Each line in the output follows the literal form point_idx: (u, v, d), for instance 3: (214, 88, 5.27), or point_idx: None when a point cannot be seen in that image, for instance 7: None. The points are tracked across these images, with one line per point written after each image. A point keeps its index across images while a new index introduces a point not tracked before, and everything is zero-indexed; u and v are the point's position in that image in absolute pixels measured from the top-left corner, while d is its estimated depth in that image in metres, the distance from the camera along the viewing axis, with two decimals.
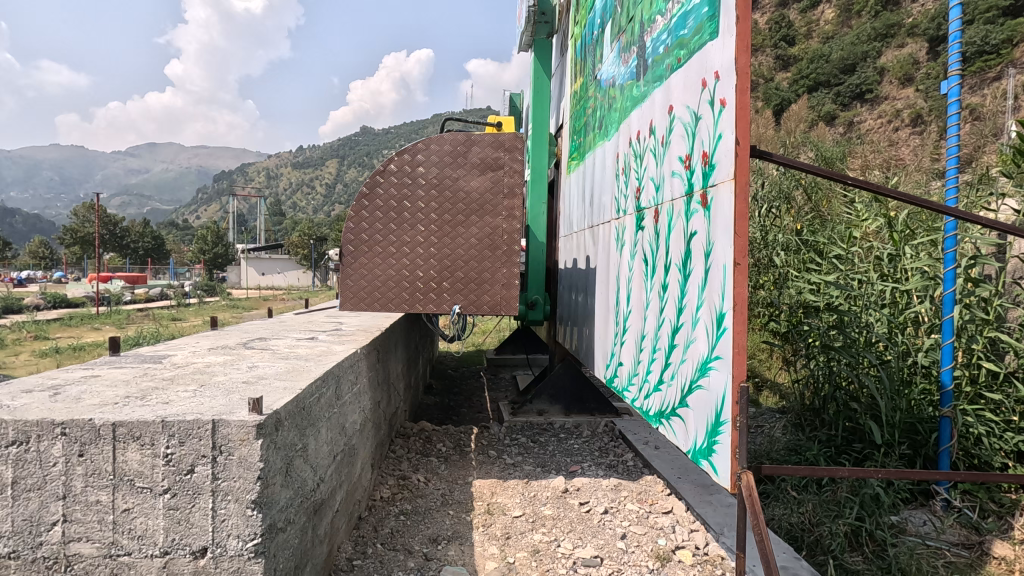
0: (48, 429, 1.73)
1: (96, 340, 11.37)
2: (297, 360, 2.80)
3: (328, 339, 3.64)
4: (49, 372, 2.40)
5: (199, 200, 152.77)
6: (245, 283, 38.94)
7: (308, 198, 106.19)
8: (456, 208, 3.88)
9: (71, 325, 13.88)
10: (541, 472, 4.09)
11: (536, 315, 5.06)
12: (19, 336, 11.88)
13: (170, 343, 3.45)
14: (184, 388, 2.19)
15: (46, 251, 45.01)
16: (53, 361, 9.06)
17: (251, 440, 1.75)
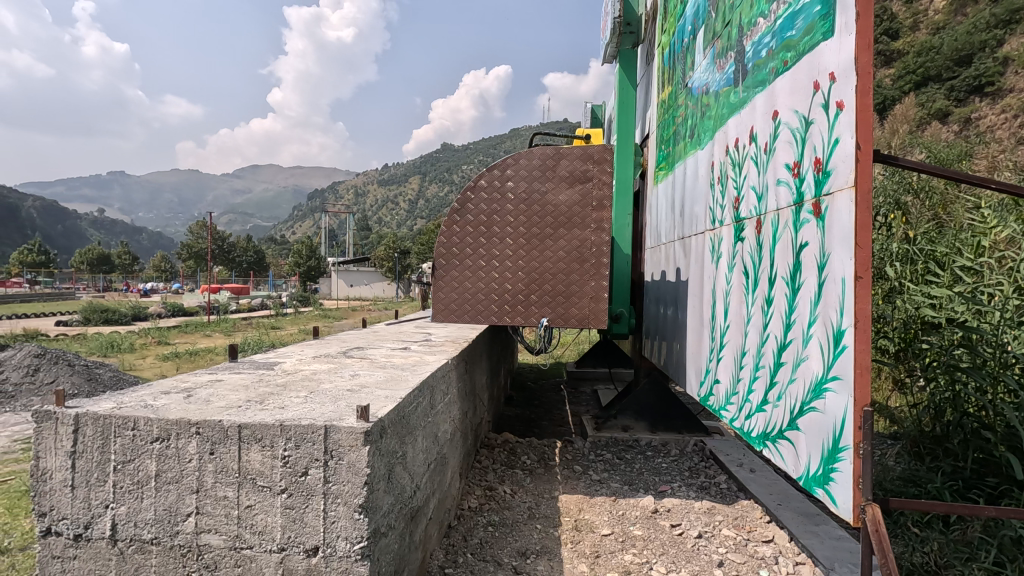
0: (185, 428, 1.90)
1: (210, 345, 12.50)
2: (395, 369, 2.94)
3: (419, 348, 3.78)
4: (184, 375, 2.67)
5: (294, 216, 164.41)
6: (335, 293, 41.35)
7: (393, 214, 111.17)
8: (544, 220, 3.90)
9: (188, 332, 15.33)
10: (629, 490, 3.98)
11: (620, 328, 4.96)
12: (146, 341, 13.27)
13: (280, 350, 3.73)
14: (296, 394, 2.34)
15: (167, 265, 50.12)
16: (173, 364, 10.06)
17: (359, 446, 1.83)
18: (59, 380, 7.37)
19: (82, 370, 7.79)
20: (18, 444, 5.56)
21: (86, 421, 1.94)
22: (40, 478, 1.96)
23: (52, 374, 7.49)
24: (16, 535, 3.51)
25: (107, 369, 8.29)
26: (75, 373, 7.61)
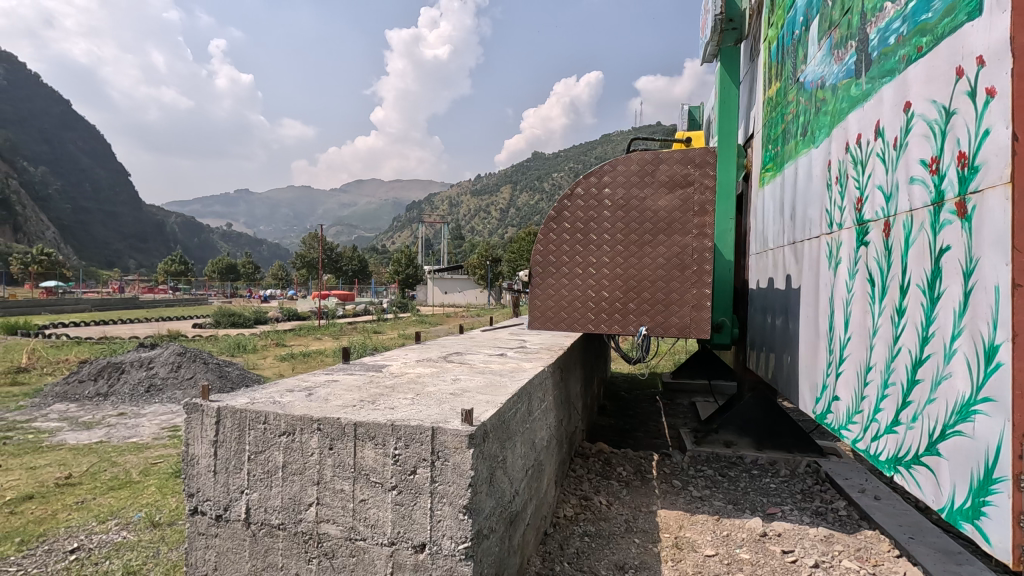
0: (307, 424, 2.06)
1: (320, 348, 13.48)
2: (494, 375, 3.00)
3: (516, 355, 3.84)
4: (304, 374, 2.90)
5: (393, 226, 173.29)
6: (431, 301, 42.85)
7: (485, 222, 113.60)
8: (643, 227, 3.82)
9: (301, 335, 16.67)
10: (733, 509, 3.77)
11: (722, 338, 4.71)
12: (266, 343, 14.63)
13: (386, 354, 3.96)
14: (404, 395, 2.47)
15: (284, 274, 54.77)
16: (289, 364, 11.00)
17: (464, 448, 1.89)
18: (196, 376, 8.32)
19: (215, 368, 8.73)
20: (165, 431, 6.34)
21: (226, 414, 2.17)
22: (189, 461, 2.22)
23: (191, 370, 8.48)
24: (166, 511, 4.00)
25: (235, 368, 9.22)
26: (209, 370, 8.57)
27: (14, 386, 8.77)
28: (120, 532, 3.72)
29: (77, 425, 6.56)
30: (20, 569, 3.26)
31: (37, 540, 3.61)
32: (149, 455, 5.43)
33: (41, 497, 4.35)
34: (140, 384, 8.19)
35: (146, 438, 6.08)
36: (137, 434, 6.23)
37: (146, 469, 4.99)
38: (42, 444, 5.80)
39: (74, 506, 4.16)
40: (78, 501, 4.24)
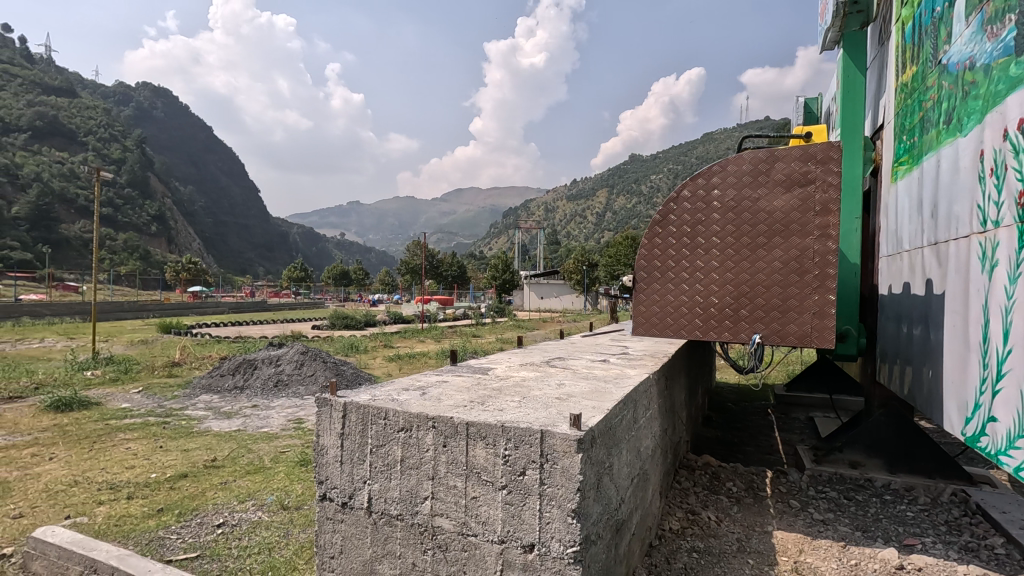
0: (423, 422, 2.18)
1: (423, 350, 14.13)
2: (598, 381, 2.97)
3: (619, 361, 3.80)
4: (416, 374, 3.06)
5: (491, 233, 177.03)
6: (528, 305, 43.04)
7: (581, 227, 112.39)
8: (756, 229, 3.62)
9: (407, 338, 17.58)
10: (863, 537, 3.43)
11: (846, 348, 4.31)
12: (376, 344, 15.64)
13: (490, 357, 4.08)
14: (511, 398, 2.53)
15: (390, 280, 57.98)
16: (397, 365, 11.69)
17: (573, 452, 1.90)
18: (317, 373, 9.11)
19: (332, 367, 9.49)
20: (291, 423, 6.99)
21: (351, 409, 2.35)
22: (320, 451, 2.44)
23: (312, 368, 9.30)
24: (294, 495, 4.40)
25: (349, 367, 9.96)
26: (328, 369, 9.34)
27: (170, 377, 10.10)
28: (257, 511, 4.15)
29: (220, 414, 7.43)
30: (179, 537, 3.74)
31: (191, 513, 4.13)
32: (279, 444, 6.01)
33: (194, 475, 4.96)
34: (269, 379, 9.08)
35: (275, 428, 6.72)
36: (269, 424, 6.92)
37: (276, 456, 5.52)
38: (193, 429, 6.64)
39: (219, 485, 4.71)
40: (222, 482, 4.80)
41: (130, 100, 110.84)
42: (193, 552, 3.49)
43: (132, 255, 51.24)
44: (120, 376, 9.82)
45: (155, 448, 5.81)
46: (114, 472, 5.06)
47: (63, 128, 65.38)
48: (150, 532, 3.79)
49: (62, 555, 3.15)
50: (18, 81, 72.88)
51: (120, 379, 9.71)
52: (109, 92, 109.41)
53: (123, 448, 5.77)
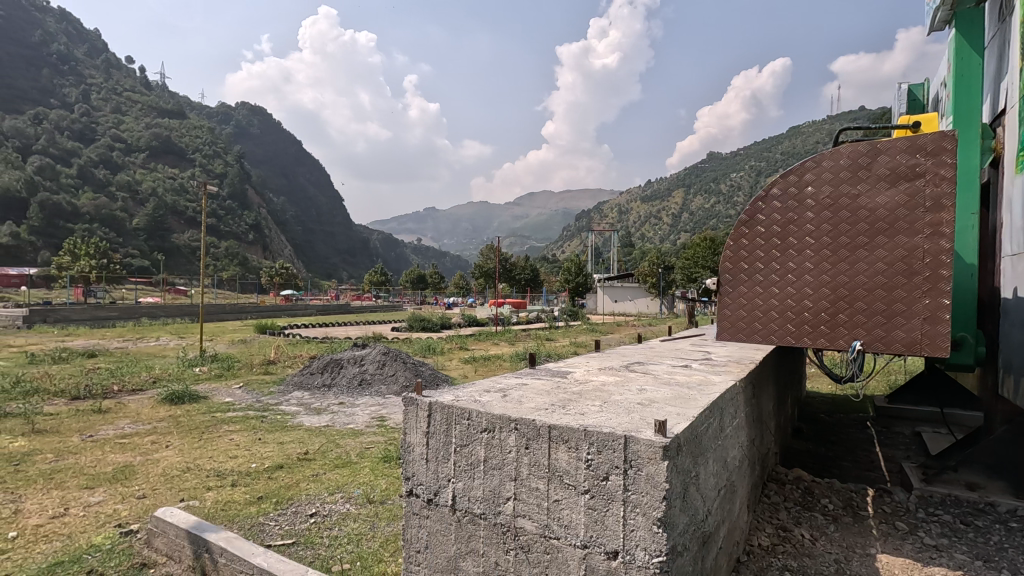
0: (506, 422, 2.22)
1: (498, 352, 14.32)
2: (682, 387, 2.87)
3: (703, 367, 3.67)
4: (496, 375, 3.11)
5: (564, 236, 176.14)
6: (601, 309, 41.56)
7: (656, 228, 109.20)
8: (856, 228, 3.38)
9: (482, 341, 17.90)
10: (983, 567, 3.10)
11: (963, 358, 3.89)
12: (451, 346, 16.05)
13: (568, 360, 4.08)
14: (592, 402, 2.51)
15: (464, 283, 59.17)
16: (473, 366, 11.95)
17: (658, 460, 1.85)
18: (398, 374, 9.48)
19: (412, 367, 9.86)
20: (374, 420, 7.32)
21: (437, 408, 2.43)
22: (406, 449, 2.54)
23: (393, 368, 9.68)
24: (379, 490, 4.60)
25: (427, 368, 10.29)
26: (408, 369, 9.70)
27: (266, 375, 10.89)
28: (346, 504, 4.37)
29: (310, 411, 7.90)
30: (277, 524, 4.01)
31: (287, 502, 4.42)
32: (364, 440, 6.31)
33: (288, 467, 5.32)
34: (354, 378, 9.55)
35: (360, 425, 7.07)
36: (354, 421, 7.29)
37: (362, 452, 5.80)
38: (286, 423, 7.12)
39: (311, 477, 5.02)
40: (314, 474, 5.10)
41: (231, 119, 120.93)
42: (289, 539, 3.73)
43: (232, 262, 55.85)
44: (223, 372, 10.72)
45: (255, 439, 6.29)
46: (220, 460, 5.52)
47: (175, 147, 72.47)
48: (252, 518, 4.09)
49: (180, 534, 3.47)
50: (139, 107, 81.69)
51: (223, 375, 10.61)
52: (214, 113, 120.04)
53: (227, 439, 6.28)
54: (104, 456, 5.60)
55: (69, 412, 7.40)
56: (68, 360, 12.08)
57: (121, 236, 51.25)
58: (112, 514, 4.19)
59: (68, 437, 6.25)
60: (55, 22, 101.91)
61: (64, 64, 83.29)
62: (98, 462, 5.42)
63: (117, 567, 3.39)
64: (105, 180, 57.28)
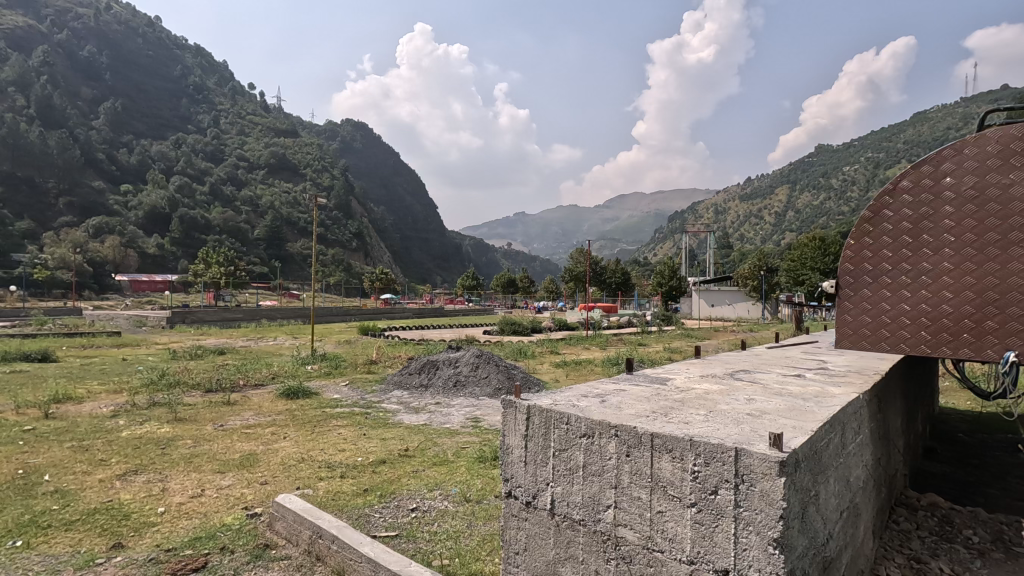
0: (605, 428, 2.17)
1: (590, 357, 14.16)
2: (795, 399, 2.65)
3: (817, 376, 3.39)
4: (594, 380, 3.06)
5: (657, 239, 170.78)
6: (697, 314, 39.37)
7: (757, 228, 102.83)
8: (1006, 223, 2.97)
9: (572, 345, 17.81)
10: None
11: None
12: (542, 350, 16.12)
13: (665, 366, 3.93)
14: (696, 410, 2.40)
15: (554, 287, 59.17)
16: (565, 370, 11.95)
17: (774, 476, 1.72)
18: (491, 376, 9.69)
19: (504, 370, 10.01)
20: (469, 421, 7.51)
21: (535, 412, 2.44)
22: (506, 450, 2.58)
23: (486, 370, 9.89)
24: (475, 489, 4.71)
25: (520, 371, 10.41)
26: (500, 372, 9.88)
27: (369, 374, 11.55)
28: (444, 501, 4.51)
29: (410, 409, 8.26)
30: (382, 515, 4.23)
31: (390, 496, 4.65)
32: (460, 440, 6.49)
33: (390, 462, 5.59)
34: (450, 379, 9.87)
35: (455, 425, 7.28)
36: (450, 421, 7.52)
37: (458, 451, 5.97)
38: (389, 420, 7.51)
39: (411, 473, 5.24)
40: (414, 470, 5.32)
41: (336, 135, 130.20)
42: (393, 531, 3.91)
43: (338, 268, 60.04)
44: (331, 370, 11.56)
45: (360, 435, 6.67)
46: (331, 452, 5.94)
47: (289, 163, 79.24)
48: (359, 508, 4.34)
49: (297, 519, 3.75)
50: (259, 129, 90.25)
51: (332, 373, 11.43)
52: (322, 130, 129.80)
53: (336, 433, 6.73)
54: (233, 444, 6.21)
55: (204, 403, 8.30)
56: (203, 357, 13.57)
57: (245, 246, 56.87)
58: (240, 497, 4.64)
59: (203, 425, 7.02)
60: (193, 58, 115.37)
61: (199, 94, 94.19)
62: (227, 449, 6.02)
63: (244, 546, 3.73)
64: (232, 196, 63.89)
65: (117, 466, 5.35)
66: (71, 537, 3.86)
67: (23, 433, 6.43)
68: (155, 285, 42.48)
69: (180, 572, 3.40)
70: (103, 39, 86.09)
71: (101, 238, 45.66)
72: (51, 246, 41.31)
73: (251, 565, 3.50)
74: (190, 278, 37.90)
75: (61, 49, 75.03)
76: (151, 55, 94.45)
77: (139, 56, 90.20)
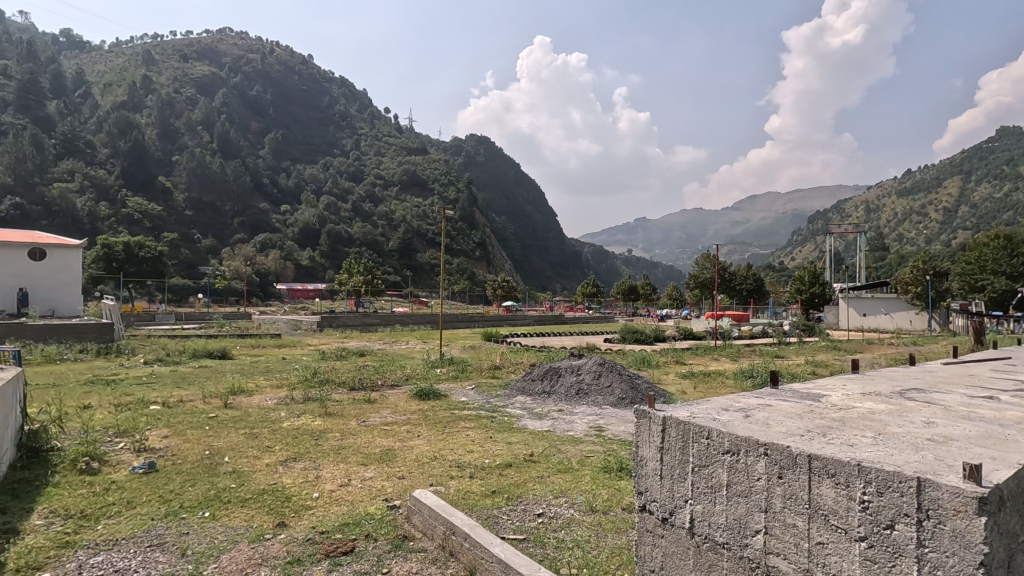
0: (753, 446, 2.01)
1: (721, 369, 13.27)
2: (991, 425, 2.23)
3: (1015, 400, 2.83)
4: (736, 394, 2.85)
5: (795, 241, 156.47)
6: (845, 324, 35.32)
7: (920, 226, 90.03)
8: None
9: (699, 355, 16.88)
10: None
11: None
12: (667, 360, 15.47)
13: (815, 381, 3.55)
14: (861, 432, 2.12)
15: (678, 294, 56.66)
16: (692, 381, 11.36)
17: (971, 513, 1.46)
18: (614, 385, 9.47)
19: (628, 380, 9.74)
20: (592, 429, 7.41)
21: (671, 424, 2.33)
22: (639, 464, 2.49)
23: (609, 379, 9.71)
24: (601, 499, 4.62)
25: (644, 381, 10.06)
26: (623, 381, 9.64)
27: (493, 378, 11.93)
28: (570, 509, 4.48)
29: (533, 415, 8.36)
30: (509, 518, 4.30)
31: (516, 499, 4.73)
32: (584, 448, 6.42)
33: (516, 466, 5.68)
34: (571, 387, 9.82)
35: (579, 433, 7.23)
36: (573, 428, 7.48)
37: (582, 460, 5.91)
38: (513, 425, 7.64)
39: (537, 478, 5.28)
40: (539, 476, 5.36)
41: (461, 150, 136.84)
42: (520, 535, 3.96)
43: (462, 277, 62.94)
44: (459, 374, 12.12)
45: (487, 437, 6.89)
46: (461, 453, 6.18)
47: (419, 179, 84.82)
48: (488, 509, 4.47)
49: (433, 514, 3.95)
50: (394, 149, 97.83)
51: (459, 376, 11.98)
52: (448, 146, 137.41)
53: (465, 434, 7.01)
54: (374, 439, 6.72)
55: (348, 400, 9.12)
56: (346, 358, 14.91)
57: (381, 257, 61.79)
58: (382, 488, 5.00)
59: (349, 420, 7.70)
60: (339, 88, 128.29)
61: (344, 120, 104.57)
62: (369, 443, 6.53)
63: (386, 536, 4.01)
64: (370, 212, 69.92)
65: (279, 453, 6.05)
66: (246, 513, 4.42)
67: (208, 419, 7.53)
68: (307, 294, 47.93)
69: (332, 553, 3.73)
70: (268, 79, 99.11)
71: (265, 252, 52.36)
72: (228, 260, 48.24)
73: (392, 554, 3.75)
74: (335, 286, 41.99)
75: (236, 91, 87.61)
76: (305, 90, 106.86)
77: (295, 91, 102.27)
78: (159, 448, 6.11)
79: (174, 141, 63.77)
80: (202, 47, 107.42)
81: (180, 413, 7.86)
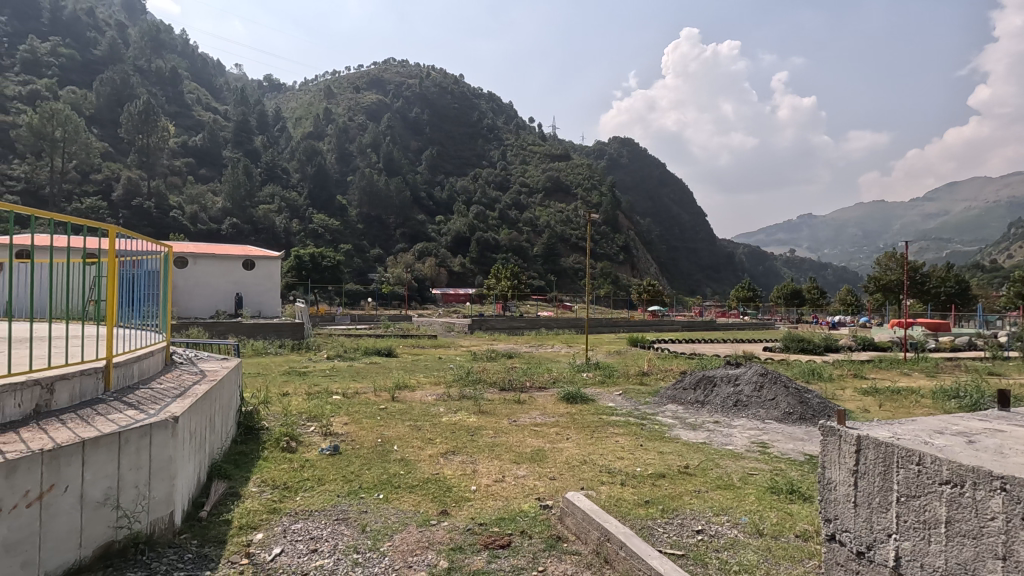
0: (985, 479, 1.80)
1: (915, 386, 11.34)
2: None
3: None
4: (953, 416, 2.46)
5: (1012, 235, 129.19)
6: None
7: None
8: None
9: (883, 368, 14.68)
10: None
11: None
12: (842, 373, 13.72)
13: None
14: None
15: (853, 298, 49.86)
16: (875, 399, 9.87)
17: None
18: (778, 398, 8.61)
19: (796, 393, 8.75)
20: (754, 445, 6.82)
21: (867, 444, 2.19)
22: (826, 485, 2.37)
23: (772, 392, 8.83)
24: (768, 522, 4.22)
25: (815, 395, 8.98)
26: (790, 394, 8.69)
27: (642, 385, 11.56)
28: (733, 528, 4.17)
29: (686, 425, 7.95)
30: (665, 531, 4.13)
31: (672, 512, 4.51)
32: (745, 464, 5.93)
33: (670, 477, 5.43)
34: (728, 398, 9.16)
35: (739, 448, 6.68)
36: (732, 442, 6.96)
37: (744, 477, 5.46)
38: (665, 434, 7.33)
39: (693, 492, 4.99)
40: (696, 490, 5.06)
41: (605, 154, 135.61)
42: (678, 550, 3.77)
43: (606, 282, 62.25)
44: (606, 379, 11.95)
45: (637, 444, 6.71)
46: (611, 458, 6.09)
47: (564, 185, 85.99)
48: (642, 519, 4.33)
49: (586, 518, 3.94)
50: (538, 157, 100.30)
51: (606, 381, 11.82)
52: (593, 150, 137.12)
53: (614, 440, 6.89)
54: (525, 439, 6.90)
55: (500, 400, 9.47)
56: (496, 359, 15.60)
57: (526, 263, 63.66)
58: (533, 487, 5.11)
59: (501, 419, 8.01)
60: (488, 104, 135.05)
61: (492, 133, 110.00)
62: (520, 442, 6.72)
63: (539, 534, 4.08)
64: (516, 219, 72.45)
65: (440, 445, 6.50)
66: (413, 498, 4.82)
67: (379, 410, 8.36)
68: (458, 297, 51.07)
69: (491, 545, 3.90)
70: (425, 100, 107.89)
71: (423, 259, 56.97)
72: (392, 267, 53.37)
73: (547, 553, 3.80)
74: (485, 291, 44.21)
75: (398, 114, 96.74)
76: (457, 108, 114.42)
77: (449, 109, 109.66)
78: (341, 433, 6.96)
79: (349, 163, 72.43)
80: (372, 78, 120.76)
81: (356, 402, 8.88)
